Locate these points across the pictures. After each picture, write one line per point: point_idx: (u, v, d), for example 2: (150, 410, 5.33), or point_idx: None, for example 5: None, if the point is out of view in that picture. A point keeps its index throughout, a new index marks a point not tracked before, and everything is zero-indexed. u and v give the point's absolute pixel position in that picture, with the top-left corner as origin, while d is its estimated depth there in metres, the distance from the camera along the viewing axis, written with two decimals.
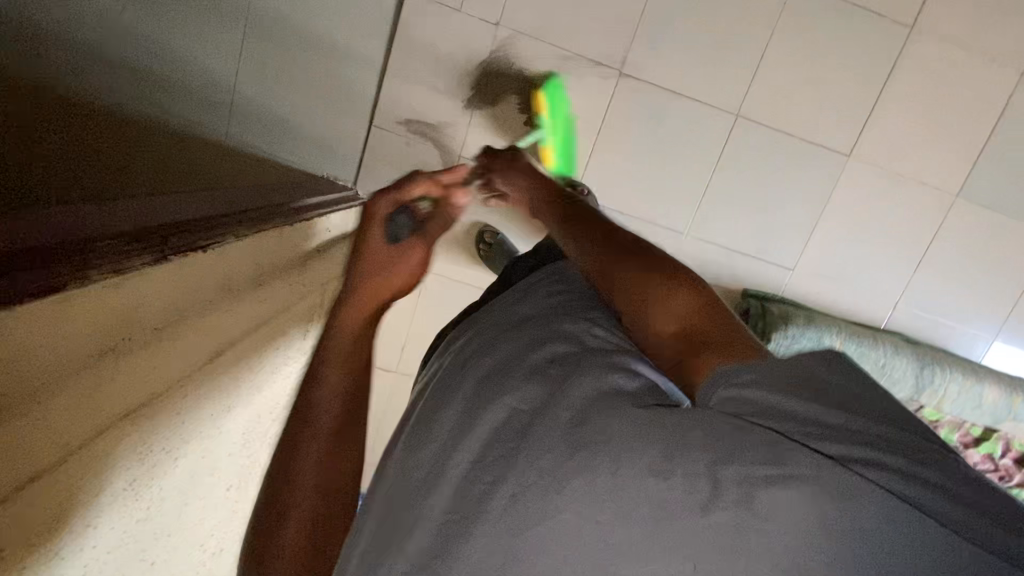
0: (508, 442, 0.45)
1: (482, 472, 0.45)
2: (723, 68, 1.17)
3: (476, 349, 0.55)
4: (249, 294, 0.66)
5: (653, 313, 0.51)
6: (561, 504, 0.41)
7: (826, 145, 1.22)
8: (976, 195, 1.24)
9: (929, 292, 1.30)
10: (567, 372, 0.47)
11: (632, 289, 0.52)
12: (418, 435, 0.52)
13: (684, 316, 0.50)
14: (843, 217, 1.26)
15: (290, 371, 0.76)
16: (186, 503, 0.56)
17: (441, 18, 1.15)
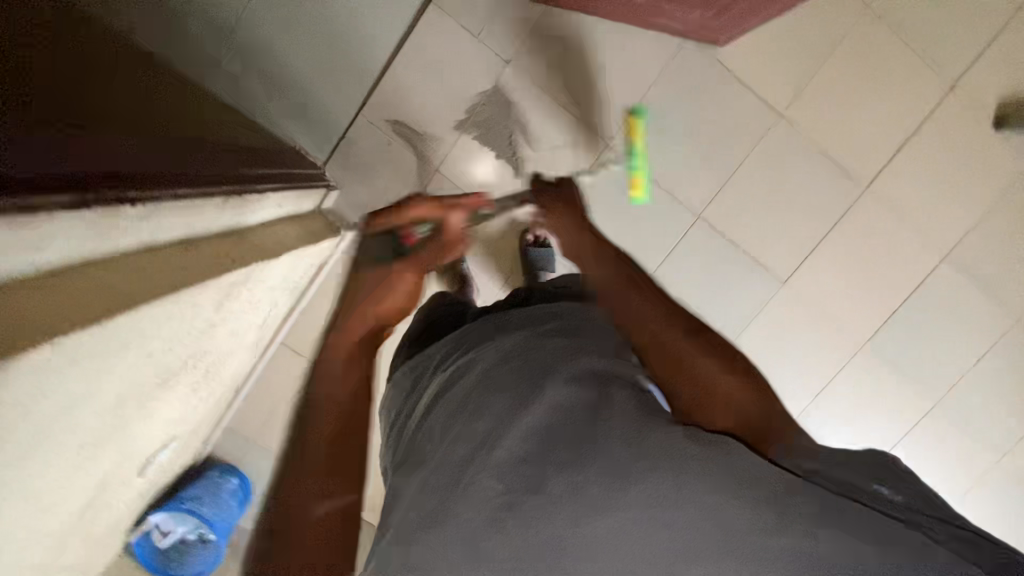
0: (574, 441, 0.55)
1: (548, 462, 0.55)
2: (697, 170, 1.25)
3: (522, 352, 0.65)
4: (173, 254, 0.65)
5: (714, 393, 0.62)
6: (603, 505, 0.52)
7: (768, 266, 1.31)
8: (879, 349, 1.36)
9: (819, 424, 1.40)
10: (617, 394, 0.59)
11: (696, 380, 0.64)
12: (473, 416, 0.60)
13: (737, 400, 0.61)
14: (764, 337, 1.35)
15: (197, 335, 0.75)
16: (29, 455, 0.54)
17: (456, 36, 1.17)
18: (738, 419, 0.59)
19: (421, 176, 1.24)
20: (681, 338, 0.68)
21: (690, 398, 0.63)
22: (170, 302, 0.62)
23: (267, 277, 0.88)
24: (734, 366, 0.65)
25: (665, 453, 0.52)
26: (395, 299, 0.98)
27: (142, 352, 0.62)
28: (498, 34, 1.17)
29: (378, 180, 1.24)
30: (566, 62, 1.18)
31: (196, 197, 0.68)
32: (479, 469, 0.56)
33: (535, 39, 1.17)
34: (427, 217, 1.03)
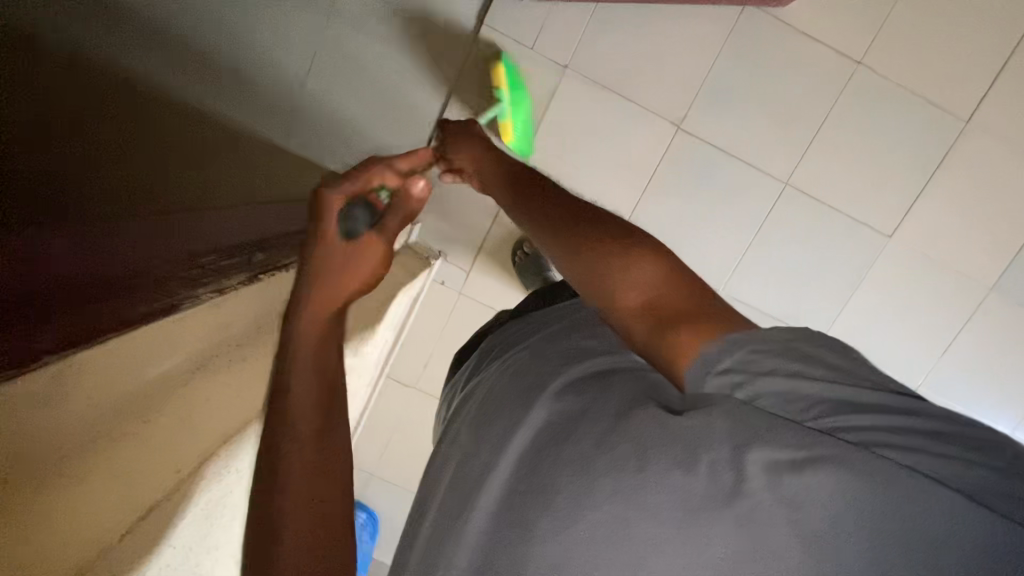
0: (552, 446, 0.52)
1: (526, 473, 0.52)
2: (775, 136, 1.20)
3: (517, 368, 0.64)
4: None
5: (619, 285, 0.54)
6: (579, 511, 0.47)
7: (869, 223, 1.24)
8: (1010, 292, 1.25)
9: (951, 380, 1.30)
10: (613, 384, 0.54)
11: (593, 257, 0.57)
12: (477, 429, 0.61)
13: (654, 288, 0.53)
14: (876, 299, 1.27)
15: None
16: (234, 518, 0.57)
17: (511, 53, 1.18)
18: (644, 303, 0.53)
19: None
20: (586, 238, 0.59)
21: (600, 291, 0.56)
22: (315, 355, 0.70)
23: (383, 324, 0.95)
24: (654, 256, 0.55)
25: (637, 447, 0.48)
26: (364, 270, 0.61)
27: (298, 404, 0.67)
28: (552, 41, 1.17)
29: (454, 205, 1.26)
30: (625, 54, 1.17)
31: None
32: (479, 478, 0.56)
33: (589, 39, 1.16)
34: (386, 181, 0.70)
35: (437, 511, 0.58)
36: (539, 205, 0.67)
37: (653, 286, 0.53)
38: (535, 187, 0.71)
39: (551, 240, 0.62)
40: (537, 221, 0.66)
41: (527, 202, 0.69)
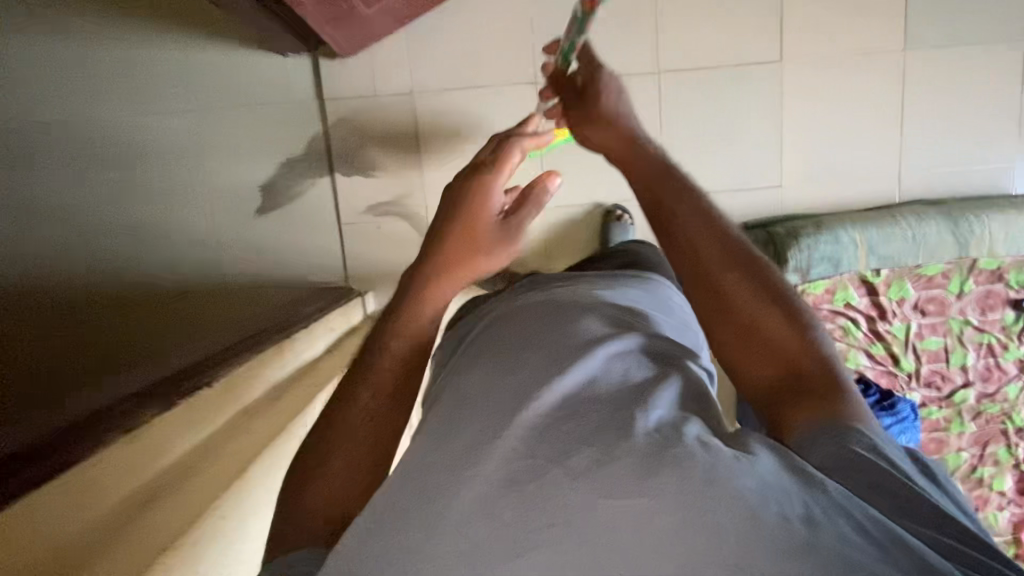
0: (601, 412, 0.46)
1: (553, 438, 0.44)
2: (624, 40, 1.21)
3: (527, 327, 0.58)
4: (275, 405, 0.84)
5: (775, 346, 0.50)
6: (630, 490, 0.39)
7: (758, 60, 1.22)
8: (923, 43, 1.22)
9: (924, 150, 1.26)
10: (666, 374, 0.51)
11: (755, 318, 0.51)
12: (489, 386, 0.52)
13: (795, 357, 0.49)
14: (808, 122, 1.24)
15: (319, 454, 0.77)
16: None
17: (362, 108, 1.23)
18: (781, 376, 0.49)
19: (421, 232, 1.26)
20: (758, 294, 0.52)
21: (734, 340, 0.51)
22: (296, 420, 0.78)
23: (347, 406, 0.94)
24: (795, 324, 0.51)
25: (709, 466, 0.40)
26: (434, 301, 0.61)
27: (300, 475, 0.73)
28: (389, 79, 1.21)
29: (391, 261, 1.27)
30: (456, 51, 1.20)
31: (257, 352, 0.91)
32: (493, 431, 0.46)
33: (418, 57, 1.20)
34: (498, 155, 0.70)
35: (416, 464, 0.47)
36: (694, 222, 0.57)
37: (799, 360, 0.49)
38: (686, 204, 0.58)
39: (712, 270, 0.54)
40: (695, 237, 0.56)
41: (666, 222, 0.57)
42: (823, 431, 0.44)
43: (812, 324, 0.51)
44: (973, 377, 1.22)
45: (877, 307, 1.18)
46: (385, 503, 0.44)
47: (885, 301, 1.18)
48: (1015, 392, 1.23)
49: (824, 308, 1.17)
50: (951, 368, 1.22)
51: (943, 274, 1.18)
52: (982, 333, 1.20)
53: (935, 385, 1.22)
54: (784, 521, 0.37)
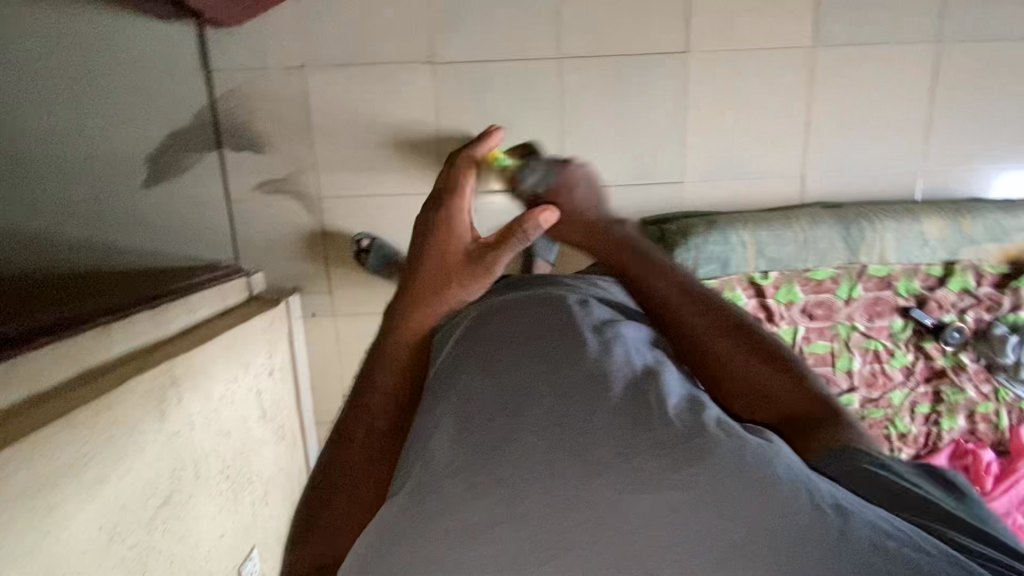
0: (611, 403, 0.52)
1: (573, 426, 0.50)
2: (524, 20, 1.16)
3: (538, 328, 0.64)
4: (147, 358, 0.83)
5: (771, 387, 0.61)
6: (642, 481, 0.44)
7: (662, 49, 1.18)
8: (832, 41, 1.18)
9: (830, 152, 1.24)
10: (645, 383, 0.54)
11: (750, 370, 0.63)
12: (501, 384, 0.57)
13: (785, 400, 0.60)
14: (712, 117, 1.21)
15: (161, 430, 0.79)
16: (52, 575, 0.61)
17: (251, 80, 1.18)
18: (773, 411, 0.59)
19: (313, 211, 1.23)
20: (751, 355, 0.64)
21: (739, 387, 0.62)
22: (151, 382, 0.78)
23: (213, 380, 0.93)
24: (780, 372, 0.62)
25: (716, 441, 0.46)
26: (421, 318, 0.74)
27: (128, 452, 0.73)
28: (279, 51, 1.16)
29: (282, 241, 1.25)
30: (348, 26, 1.15)
31: (139, 308, 0.90)
32: (533, 426, 0.51)
33: (308, 29, 1.15)
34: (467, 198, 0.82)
35: (456, 450, 0.51)
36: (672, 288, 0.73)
37: (792, 401, 0.59)
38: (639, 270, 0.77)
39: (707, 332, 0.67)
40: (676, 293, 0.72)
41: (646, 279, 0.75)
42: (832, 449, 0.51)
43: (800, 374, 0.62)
44: (858, 381, 1.22)
45: (764, 309, 1.18)
46: (418, 488, 0.49)
47: (772, 303, 1.17)
48: (899, 398, 1.23)
49: None
50: (837, 372, 1.21)
51: (832, 279, 1.18)
52: (868, 339, 1.21)
53: None
54: (817, 510, 0.41)
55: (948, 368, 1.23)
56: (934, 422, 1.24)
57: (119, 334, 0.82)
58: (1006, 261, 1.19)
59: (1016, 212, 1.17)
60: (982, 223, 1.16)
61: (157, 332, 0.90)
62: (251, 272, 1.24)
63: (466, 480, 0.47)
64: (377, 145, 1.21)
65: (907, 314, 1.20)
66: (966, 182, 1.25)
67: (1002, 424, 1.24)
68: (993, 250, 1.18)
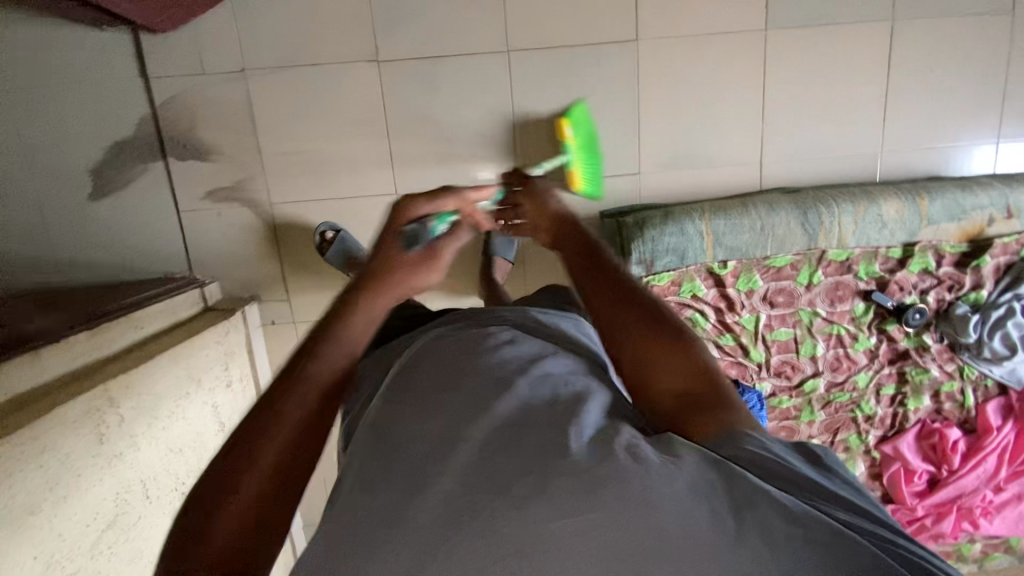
0: (523, 421, 0.49)
1: (496, 465, 0.46)
2: (468, 14, 1.13)
3: (454, 348, 0.60)
4: (82, 381, 0.81)
5: (667, 373, 0.52)
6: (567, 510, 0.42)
7: (611, 37, 1.15)
8: (784, 22, 1.16)
9: (787, 136, 1.22)
10: (564, 414, 0.50)
11: (652, 352, 0.53)
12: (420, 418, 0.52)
13: (686, 385, 0.51)
14: (665, 105, 1.19)
15: (98, 457, 0.77)
16: None
17: (191, 88, 1.15)
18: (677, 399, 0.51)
19: (265, 218, 1.21)
20: (646, 329, 0.54)
21: (636, 373, 0.53)
22: (86, 408, 0.76)
23: (160, 397, 0.92)
24: (683, 352, 0.53)
25: (622, 466, 0.43)
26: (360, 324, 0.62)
27: (65, 482, 0.72)
28: (218, 55, 1.13)
29: (236, 250, 1.23)
30: (288, 27, 1.12)
31: (78, 329, 0.88)
32: (439, 453, 0.48)
33: (247, 32, 1.12)
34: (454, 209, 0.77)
35: (380, 497, 0.47)
36: (573, 260, 0.64)
37: (691, 384, 0.51)
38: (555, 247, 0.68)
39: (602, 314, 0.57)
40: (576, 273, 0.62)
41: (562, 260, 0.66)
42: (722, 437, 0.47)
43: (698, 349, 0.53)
44: (823, 366, 1.22)
45: (724, 299, 1.17)
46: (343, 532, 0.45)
47: (733, 292, 1.17)
48: (864, 381, 1.23)
49: (669, 300, 1.15)
50: (801, 358, 1.21)
51: (791, 266, 1.17)
52: (831, 324, 1.20)
53: (786, 375, 1.21)
54: (716, 521, 0.40)
55: (911, 349, 1.22)
56: (900, 403, 1.24)
57: (52, 360, 0.80)
58: (965, 241, 1.18)
59: (975, 190, 1.16)
60: (940, 203, 1.15)
61: (97, 354, 0.88)
62: (206, 282, 1.22)
63: (386, 521, 0.45)
64: (326, 148, 1.19)
65: (868, 297, 1.19)
66: (924, 161, 1.24)
67: (966, 402, 1.24)
68: (953, 230, 1.17)
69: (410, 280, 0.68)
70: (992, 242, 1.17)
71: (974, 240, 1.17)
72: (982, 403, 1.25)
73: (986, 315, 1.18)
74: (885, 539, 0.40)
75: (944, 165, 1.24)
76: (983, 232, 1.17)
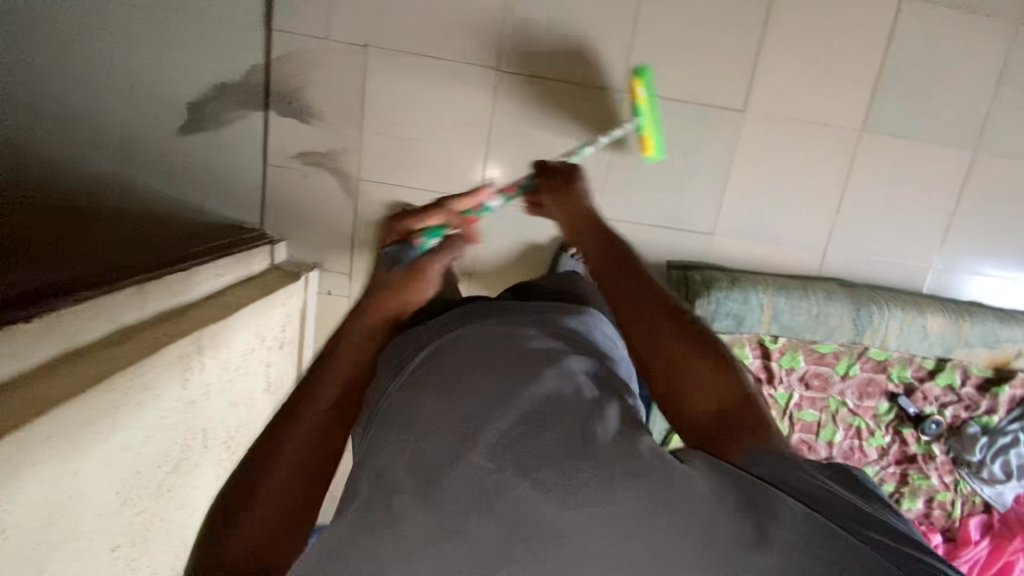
0: (543, 417, 0.49)
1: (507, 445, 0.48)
2: (595, 48, 1.17)
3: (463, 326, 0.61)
4: (173, 323, 0.81)
5: (698, 386, 0.54)
6: (595, 501, 0.43)
7: (720, 103, 1.20)
8: (880, 129, 1.23)
9: (855, 233, 1.28)
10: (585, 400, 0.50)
11: (690, 362, 0.55)
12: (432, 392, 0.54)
13: (725, 401, 0.53)
14: (755, 178, 1.24)
15: (176, 401, 0.77)
16: (79, 532, 0.61)
17: (311, 49, 1.15)
18: (714, 412, 0.53)
19: (348, 192, 1.22)
20: (682, 331, 0.57)
21: (677, 384, 0.55)
22: (180, 352, 0.77)
23: (232, 351, 0.92)
24: (728, 370, 0.55)
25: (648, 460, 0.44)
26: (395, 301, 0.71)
27: (148, 423, 0.71)
28: (346, 24, 1.14)
29: (312, 215, 1.24)
30: (422, 15, 1.14)
31: (173, 270, 0.88)
32: (451, 427, 0.51)
33: (380, 10, 1.13)
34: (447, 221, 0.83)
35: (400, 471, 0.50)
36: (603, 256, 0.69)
37: (725, 399, 0.53)
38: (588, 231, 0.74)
39: (636, 315, 0.60)
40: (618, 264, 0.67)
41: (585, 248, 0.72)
42: (766, 459, 0.47)
43: (739, 373, 0.55)
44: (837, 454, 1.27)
45: (766, 370, 1.23)
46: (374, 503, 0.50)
47: (775, 366, 1.23)
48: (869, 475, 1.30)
49: None
50: (819, 441, 1.26)
51: (834, 354, 1.24)
52: (854, 416, 1.26)
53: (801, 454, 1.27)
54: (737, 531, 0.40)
55: (919, 455, 1.29)
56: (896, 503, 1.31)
57: (151, 298, 0.80)
58: (991, 367, 1.26)
59: (1013, 325, 1.24)
60: (979, 329, 1.23)
61: (184, 298, 0.89)
62: (276, 240, 1.22)
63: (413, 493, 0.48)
64: (426, 139, 1.20)
65: (893, 399, 1.27)
66: (974, 288, 1.32)
67: (955, 515, 1.32)
68: (984, 356, 1.25)
69: (399, 295, 0.71)
70: (1014, 374, 1.26)
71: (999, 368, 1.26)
72: (967, 516, 1.32)
73: (993, 440, 1.26)
74: (885, 542, 0.39)
75: (990, 296, 1.32)
76: (1009, 362, 1.26)
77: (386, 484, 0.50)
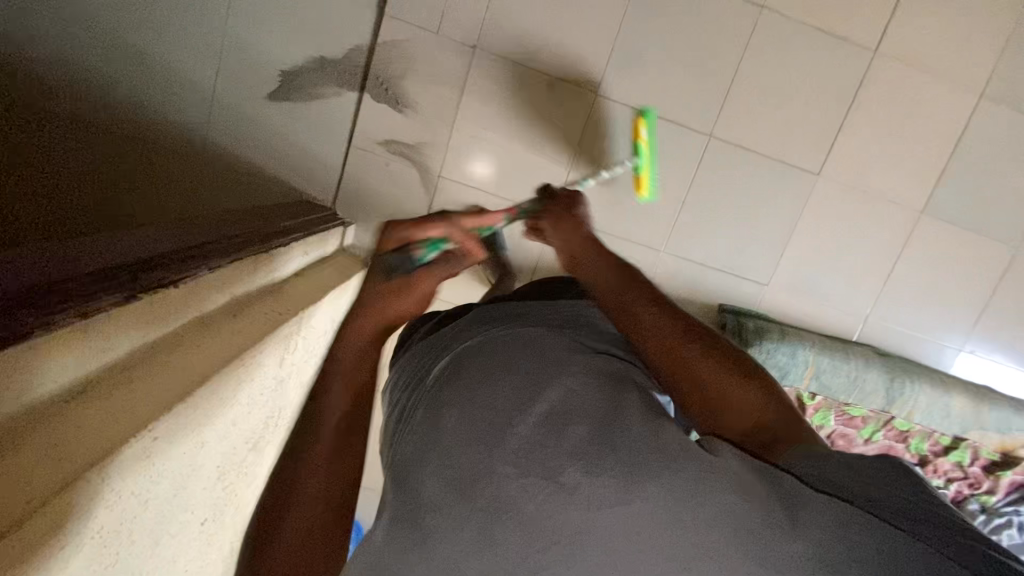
0: (572, 423, 0.52)
1: (539, 445, 0.53)
2: (691, 90, 1.20)
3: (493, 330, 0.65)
4: (274, 301, 0.79)
5: (733, 403, 0.55)
6: (621, 496, 0.47)
7: (797, 164, 1.25)
8: (938, 213, 1.29)
9: (897, 307, 1.35)
10: (616, 396, 0.54)
11: (722, 383, 0.56)
12: (466, 390, 0.59)
13: (754, 415, 0.54)
14: (816, 239, 1.30)
15: (269, 383, 0.76)
16: (185, 509, 0.61)
17: (416, 41, 1.15)
18: (752, 421, 0.54)
19: (427, 186, 1.23)
20: (704, 349, 0.58)
21: (703, 397, 0.56)
22: (282, 334, 0.76)
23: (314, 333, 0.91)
24: (749, 381, 0.56)
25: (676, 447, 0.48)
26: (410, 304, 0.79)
27: (248, 403, 0.70)
28: (457, 23, 1.14)
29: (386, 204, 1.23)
30: (532, 28, 1.15)
31: (273, 244, 0.87)
32: (490, 425, 0.56)
33: (493, 16, 1.14)
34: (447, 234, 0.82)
35: (446, 468, 0.57)
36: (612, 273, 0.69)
37: (760, 412, 0.54)
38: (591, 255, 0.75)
39: (654, 332, 0.61)
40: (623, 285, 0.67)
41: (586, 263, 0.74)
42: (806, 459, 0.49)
43: (765, 381, 0.57)
44: None
45: None
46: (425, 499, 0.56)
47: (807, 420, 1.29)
48: None
49: None
50: None
51: (862, 418, 1.30)
52: None
53: None
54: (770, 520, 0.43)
55: None
56: None
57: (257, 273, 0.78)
58: (999, 453, 1.34)
59: None
60: (995, 414, 1.31)
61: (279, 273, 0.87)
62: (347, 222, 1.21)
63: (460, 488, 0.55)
64: (513, 149, 1.21)
65: None
66: (994, 374, 1.40)
67: None
68: (994, 441, 1.33)
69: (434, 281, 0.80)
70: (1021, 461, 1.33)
71: (1007, 455, 1.33)
72: None
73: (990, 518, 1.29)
74: (940, 539, 0.40)
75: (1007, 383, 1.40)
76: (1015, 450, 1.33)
77: (435, 479, 0.57)
